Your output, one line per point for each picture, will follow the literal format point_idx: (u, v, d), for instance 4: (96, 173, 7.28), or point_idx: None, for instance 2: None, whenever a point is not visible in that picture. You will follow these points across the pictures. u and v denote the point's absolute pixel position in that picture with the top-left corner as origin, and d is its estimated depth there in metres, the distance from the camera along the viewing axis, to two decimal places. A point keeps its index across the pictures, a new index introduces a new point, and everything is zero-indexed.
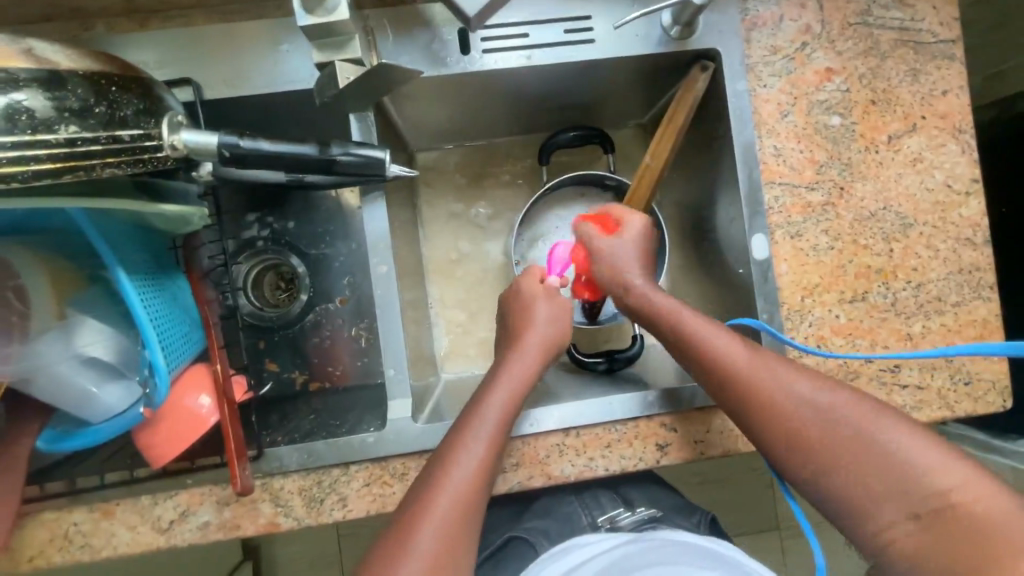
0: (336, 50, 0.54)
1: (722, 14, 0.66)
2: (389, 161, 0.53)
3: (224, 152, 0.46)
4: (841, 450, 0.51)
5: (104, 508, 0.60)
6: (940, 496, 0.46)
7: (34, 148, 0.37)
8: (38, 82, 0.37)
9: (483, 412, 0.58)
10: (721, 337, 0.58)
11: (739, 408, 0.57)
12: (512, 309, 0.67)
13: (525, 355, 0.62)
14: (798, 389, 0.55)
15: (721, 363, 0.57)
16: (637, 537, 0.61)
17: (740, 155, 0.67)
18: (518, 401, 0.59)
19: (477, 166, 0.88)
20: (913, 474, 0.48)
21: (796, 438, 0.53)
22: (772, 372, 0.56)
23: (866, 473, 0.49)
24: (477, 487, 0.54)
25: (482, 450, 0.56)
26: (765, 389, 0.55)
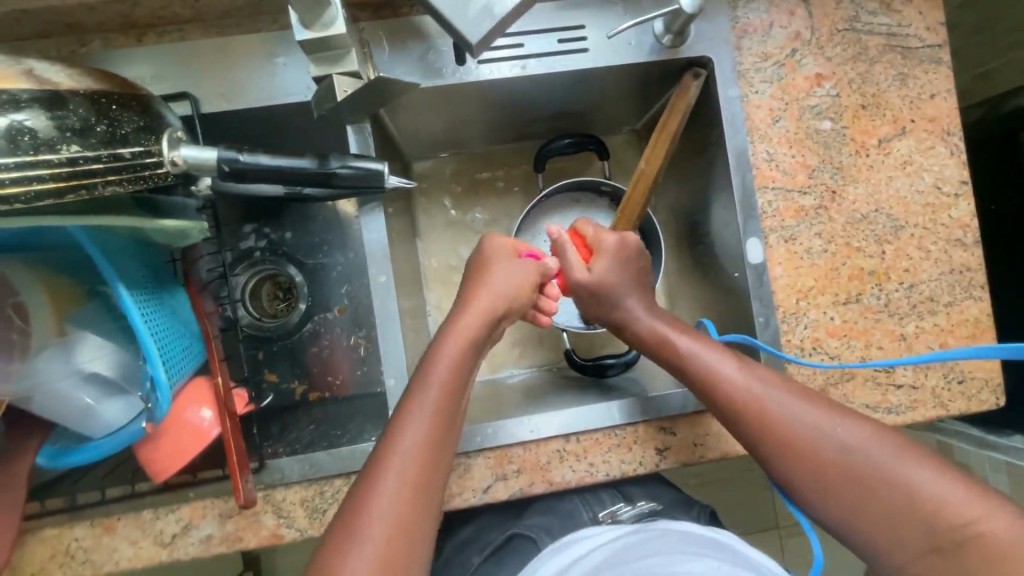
0: (332, 65, 0.54)
1: (713, 22, 0.67)
2: (387, 172, 0.53)
3: (224, 167, 0.47)
4: (865, 488, 0.51)
5: (105, 523, 0.60)
6: (960, 531, 0.47)
7: (36, 168, 0.37)
8: (41, 102, 0.37)
9: (427, 388, 0.55)
10: (745, 379, 0.58)
11: (765, 447, 0.56)
12: (471, 275, 0.65)
13: (473, 315, 0.60)
14: (809, 419, 0.55)
15: (744, 403, 0.57)
16: (642, 526, 0.63)
17: (733, 160, 0.67)
18: (468, 362, 0.58)
19: (473, 174, 0.89)
20: (935, 508, 0.48)
21: (813, 471, 0.53)
22: (789, 408, 0.56)
23: (885, 508, 0.50)
24: (434, 451, 0.53)
25: (432, 416, 0.54)
26: (794, 432, 0.55)
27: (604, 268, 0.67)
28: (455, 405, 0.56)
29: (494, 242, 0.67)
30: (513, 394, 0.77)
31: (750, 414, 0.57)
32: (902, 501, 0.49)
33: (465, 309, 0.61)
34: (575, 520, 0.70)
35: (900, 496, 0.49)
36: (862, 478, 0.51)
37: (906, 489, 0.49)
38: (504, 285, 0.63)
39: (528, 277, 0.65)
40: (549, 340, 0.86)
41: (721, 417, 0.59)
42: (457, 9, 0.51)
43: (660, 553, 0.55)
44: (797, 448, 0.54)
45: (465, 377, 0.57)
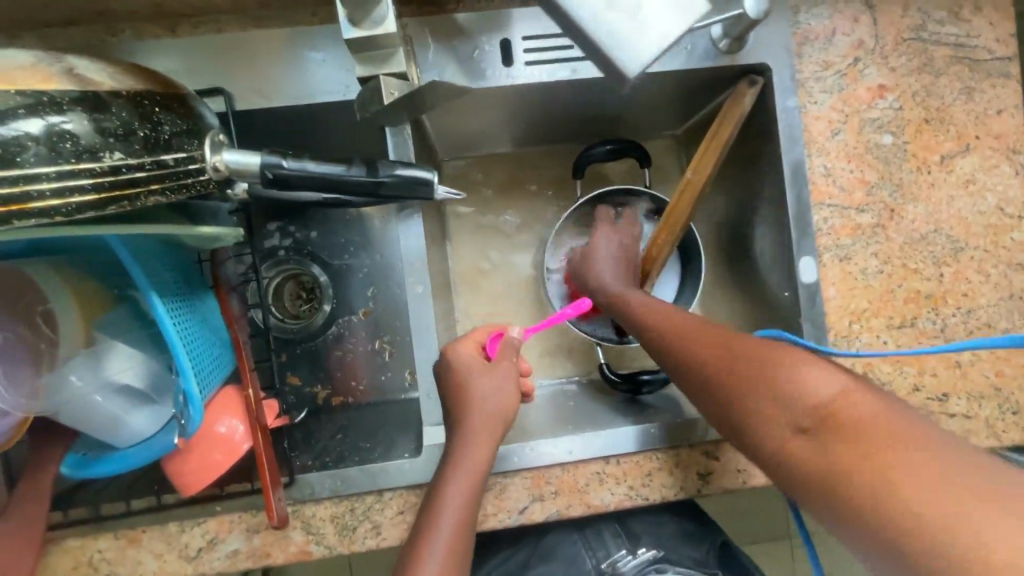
0: (380, 64, 0.51)
1: (774, 26, 0.64)
2: (436, 181, 0.50)
3: (267, 174, 0.44)
4: (753, 381, 0.47)
5: (129, 535, 0.58)
6: (823, 409, 0.41)
7: (78, 177, 0.34)
8: (82, 105, 0.35)
9: (444, 503, 0.53)
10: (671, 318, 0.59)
11: (679, 372, 0.55)
12: (449, 384, 0.58)
13: (476, 437, 0.55)
14: (701, 336, 0.54)
15: (658, 334, 0.59)
16: None
17: (789, 174, 0.64)
18: (478, 487, 0.54)
19: (505, 177, 0.86)
20: (789, 388, 0.44)
21: (705, 386, 0.51)
22: (691, 328, 0.56)
23: (767, 398, 0.45)
24: (456, 566, 0.51)
25: (449, 546, 0.51)
26: (698, 357, 0.53)
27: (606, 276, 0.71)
28: (472, 519, 0.53)
29: (457, 353, 0.59)
30: (543, 409, 0.75)
31: (670, 348, 0.56)
32: (790, 396, 0.44)
33: (464, 435, 0.55)
34: (577, 569, 0.70)
35: (785, 394, 0.44)
36: (758, 386, 0.46)
37: (785, 386, 0.44)
38: (491, 396, 0.57)
39: (510, 383, 0.59)
40: (580, 349, 0.83)
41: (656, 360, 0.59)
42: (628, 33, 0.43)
43: None
44: (703, 374, 0.52)
45: (476, 497, 0.54)
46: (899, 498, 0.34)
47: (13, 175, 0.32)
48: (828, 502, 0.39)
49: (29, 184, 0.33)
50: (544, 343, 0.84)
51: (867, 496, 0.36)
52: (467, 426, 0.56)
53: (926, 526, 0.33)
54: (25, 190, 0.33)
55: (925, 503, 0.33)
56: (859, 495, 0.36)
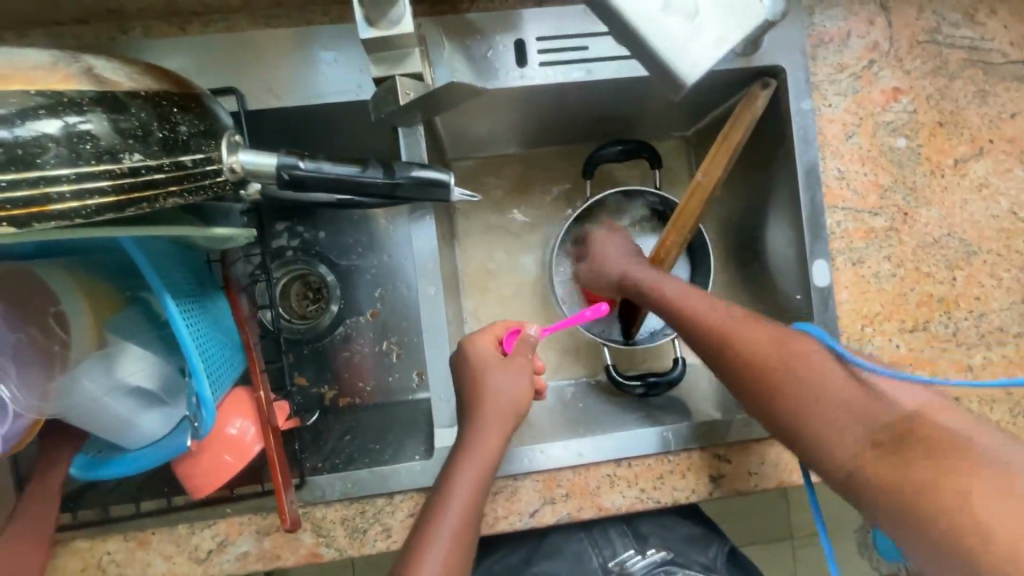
0: (394, 64, 0.51)
1: (789, 28, 0.63)
2: (452, 183, 0.49)
3: (283, 175, 0.44)
4: (823, 391, 0.49)
5: (139, 537, 0.57)
6: (897, 425, 0.45)
7: (98, 179, 0.34)
8: (101, 105, 0.34)
9: (452, 492, 0.53)
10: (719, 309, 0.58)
11: (732, 365, 0.54)
12: (462, 375, 0.58)
13: (488, 430, 0.55)
14: (760, 333, 0.54)
15: (706, 324, 0.57)
16: None
17: (802, 177, 0.64)
18: (486, 479, 0.54)
19: (515, 177, 0.85)
20: (862, 404, 0.48)
21: (766, 384, 0.52)
22: (747, 322, 0.55)
23: (838, 408, 0.48)
24: (458, 552, 0.51)
25: (456, 533, 0.51)
26: (758, 354, 0.53)
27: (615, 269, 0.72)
28: (478, 513, 0.53)
29: (475, 345, 0.59)
30: (552, 411, 0.75)
31: (720, 340, 0.56)
32: (861, 411, 0.47)
33: (477, 427, 0.55)
34: (583, 565, 0.69)
35: (859, 407, 0.48)
36: (828, 398, 0.49)
37: (857, 401, 0.48)
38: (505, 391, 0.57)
39: (525, 377, 0.59)
40: (588, 351, 0.83)
41: (694, 348, 0.59)
42: (681, 40, 0.44)
43: None
44: (764, 370, 0.52)
45: (484, 489, 0.54)
46: (976, 509, 0.37)
47: (34, 176, 0.32)
48: (892, 508, 0.42)
49: (50, 186, 0.32)
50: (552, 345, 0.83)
51: (946, 507, 0.38)
52: (480, 417, 0.56)
53: (1001, 535, 0.36)
54: (45, 192, 0.32)
55: (998, 516, 0.36)
56: (933, 506, 0.39)
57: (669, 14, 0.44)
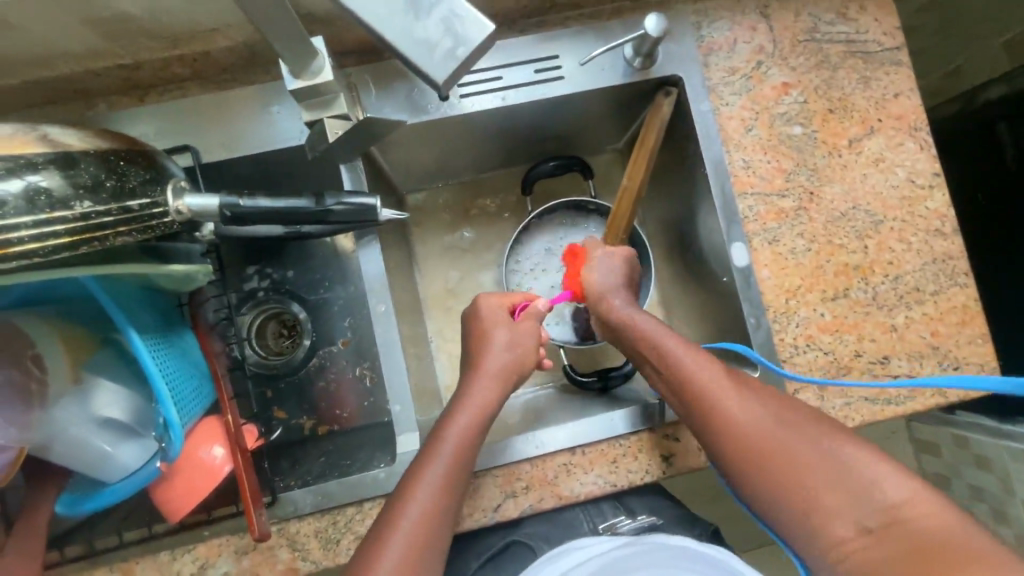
0: (322, 109, 0.58)
1: (680, 42, 0.71)
2: (379, 206, 0.56)
3: (226, 212, 0.49)
4: (816, 470, 0.53)
5: (124, 568, 0.60)
6: (890, 513, 0.50)
7: (53, 224, 0.41)
8: (54, 164, 0.41)
9: (420, 479, 0.56)
10: (737, 399, 0.58)
11: (726, 435, 0.57)
12: (476, 331, 0.67)
13: (460, 426, 0.60)
14: (758, 407, 0.57)
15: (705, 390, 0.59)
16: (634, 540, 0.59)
17: (711, 171, 0.70)
18: (460, 469, 0.58)
19: (464, 202, 0.92)
20: (861, 485, 0.52)
21: (756, 456, 0.55)
22: (753, 401, 0.58)
23: (828, 488, 0.52)
24: (434, 521, 0.55)
25: (422, 514, 0.55)
26: (755, 428, 0.56)
27: (598, 283, 0.71)
28: (448, 501, 0.57)
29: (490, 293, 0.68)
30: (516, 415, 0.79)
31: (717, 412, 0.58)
32: (855, 489, 0.52)
33: (475, 389, 0.62)
34: (575, 531, 0.67)
35: (863, 487, 0.52)
36: (825, 478, 0.53)
37: (854, 478, 0.52)
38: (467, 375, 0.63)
39: (529, 341, 0.66)
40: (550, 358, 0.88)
41: (683, 411, 0.61)
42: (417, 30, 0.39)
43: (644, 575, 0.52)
44: (771, 442, 0.55)
45: (469, 457, 0.59)
46: None
47: None
48: None
49: (9, 233, 0.39)
50: None
51: None
52: (457, 411, 0.61)
53: None
54: (6, 237, 0.39)
55: None
56: None
57: (428, 22, 0.39)
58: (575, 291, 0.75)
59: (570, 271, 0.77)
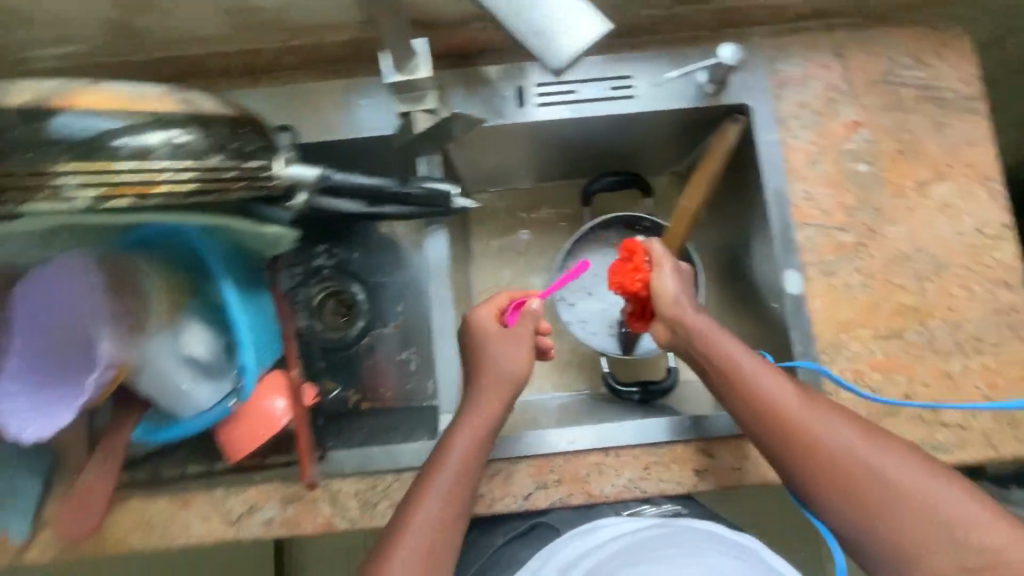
0: (415, 102, 0.64)
1: (753, 73, 0.74)
2: (457, 194, 0.61)
3: (322, 183, 0.56)
4: (906, 505, 0.53)
5: (183, 498, 0.66)
6: (987, 555, 0.50)
7: (188, 171, 0.48)
8: (196, 122, 0.49)
9: (436, 476, 0.59)
10: (824, 428, 0.57)
11: (813, 468, 0.56)
12: (470, 341, 0.66)
13: (469, 430, 0.61)
14: (846, 438, 0.56)
15: (789, 420, 0.57)
16: (663, 521, 0.61)
17: (771, 199, 0.72)
18: (472, 471, 0.60)
19: (524, 207, 0.96)
20: (955, 524, 0.51)
21: (846, 491, 0.55)
22: (838, 432, 0.56)
23: (923, 526, 0.52)
24: (444, 534, 0.57)
25: (438, 511, 0.58)
26: (843, 460, 0.55)
27: (670, 287, 0.64)
28: (459, 500, 0.59)
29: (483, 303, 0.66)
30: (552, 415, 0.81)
31: (802, 442, 0.57)
32: (948, 527, 0.51)
33: (476, 396, 0.63)
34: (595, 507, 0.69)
35: (958, 525, 0.51)
36: (917, 513, 0.52)
37: (944, 515, 0.52)
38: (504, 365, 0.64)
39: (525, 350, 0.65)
40: (590, 366, 0.90)
41: (760, 437, 0.59)
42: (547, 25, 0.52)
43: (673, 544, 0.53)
44: (859, 475, 0.55)
45: (473, 470, 0.61)
46: None
47: (145, 165, 0.46)
48: None
49: (155, 173, 0.46)
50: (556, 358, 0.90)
51: None
52: (465, 416, 0.63)
53: None
54: (151, 176, 0.46)
55: None
56: None
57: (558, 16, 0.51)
58: (630, 288, 0.67)
59: (621, 267, 0.69)
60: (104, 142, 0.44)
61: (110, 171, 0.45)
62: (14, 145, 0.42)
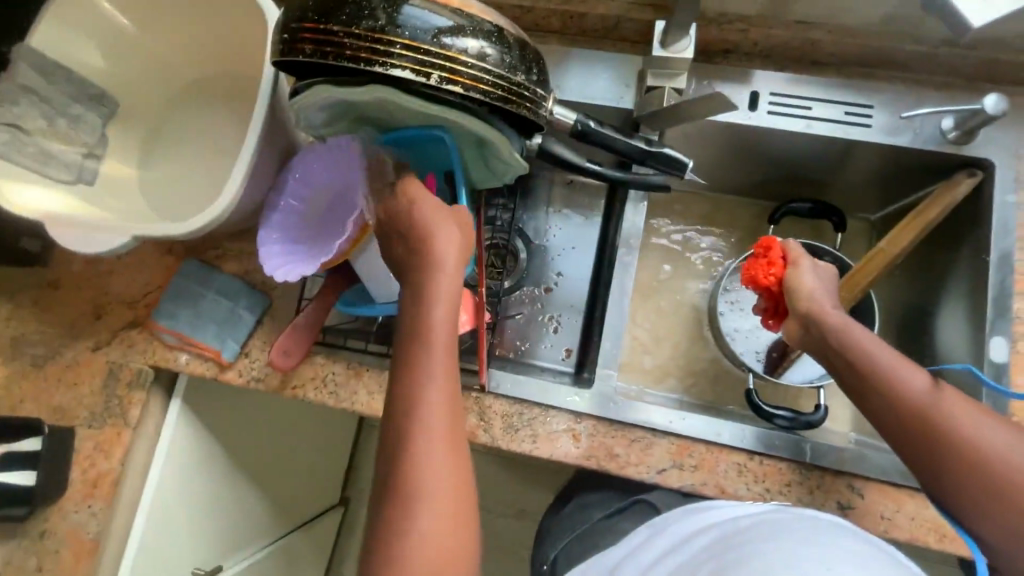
0: (666, 79, 0.72)
1: (1006, 131, 0.72)
2: (690, 164, 0.67)
3: (577, 126, 0.65)
4: None
5: (357, 368, 0.75)
6: None
7: (503, 81, 0.54)
8: (518, 43, 0.55)
9: (422, 419, 0.52)
10: (966, 423, 0.51)
11: (952, 464, 0.50)
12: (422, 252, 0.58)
13: (433, 360, 0.54)
14: (992, 436, 0.50)
15: (923, 415, 0.52)
16: (786, 508, 0.56)
17: (995, 260, 0.69)
18: (454, 411, 0.53)
19: (699, 213, 0.95)
20: None
21: (990, 490, 0.49)
22: (982, 428, 0.50)
23: None
24: (459, 496, 0.51)
25: (442, 462, 0.51)
26: (986, 455, 0.49)
27: (807, 284, 0.62)
28: (452, 452, 0.52)
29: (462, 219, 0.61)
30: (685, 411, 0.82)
31: (937, 437, 0.51)
32: None
33: (426, 315, 0.55)
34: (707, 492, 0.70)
35: None
36: None
37: None
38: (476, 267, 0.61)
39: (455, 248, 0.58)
40: (727, 381, 0.89)
41: (891, 434, 0.54)
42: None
43: (792, 535, 0.49)
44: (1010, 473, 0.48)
45: (456, 406, 0.54)
46: None
47: (477, 66, 0.52)
48: None
49: (481, 75, 0.53)
50: (695, 363, 0.90)
51: None
52: (425, 340, 0.54)
53: None
54: (477, 77, 0.53)
55: None
56: None
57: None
58: (762, 282, 0.66)
59: (753, 261, 0.69)
60: (455, 40, 0.52)
61: (443, 61, 0.52)
62: (384, 26, 0.51)
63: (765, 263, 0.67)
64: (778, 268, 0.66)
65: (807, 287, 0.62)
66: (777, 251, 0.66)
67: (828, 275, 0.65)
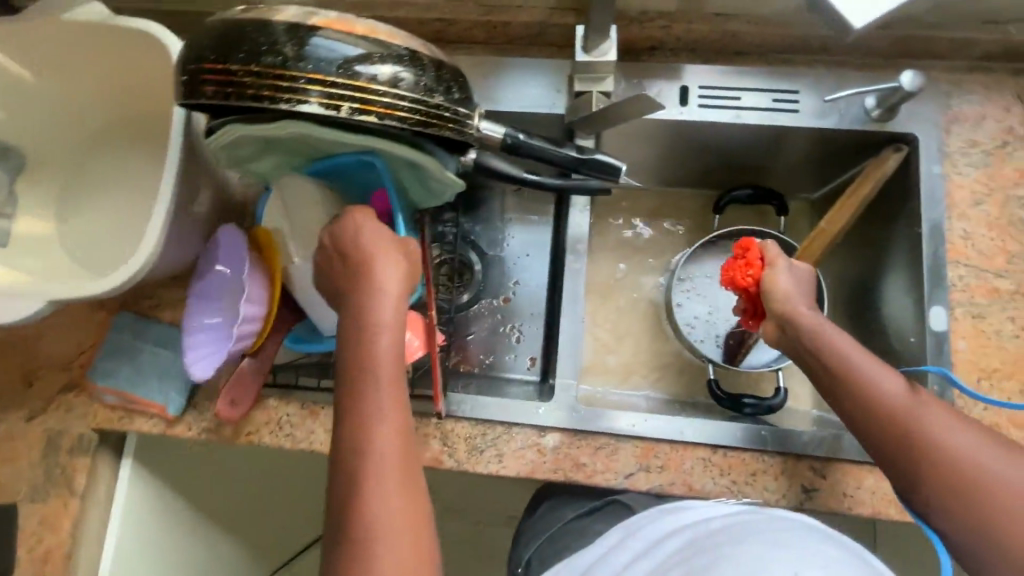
0: (593, 83, 0.72)
1: (925, 105, 0.73)
2: (623, 169, 0.67)
3: (508, 141, 0.62)
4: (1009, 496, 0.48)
5: (312, 407, 0.72)
6: None
7: (420, 104, 0.52)
8: (433, 64, 0.53)
9: (371, 458, 0.50)
10: (933, 423, 0.52)
11: (920, 462, 0.51)
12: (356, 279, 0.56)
13: (377, 395, 0.52)
14: (954, 436, 0.51)
15: (892, 415, 0.53)
16: (761, 508, 0.56)
17: (926, 232, 0.71)
18: (408, 449, 0.51)
19: (647, 209, 0.96)
20: None
21: (950, 485, 0.50)
22: (946, 427, 0.52)
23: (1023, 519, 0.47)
24: (414, 536, 0.49)
25: (396, 502, 0.49)
26: (947, 452, 0.51)
27: (783, 286, 0.62)
28: (408, 489, 0.50)
29: (410, 250, 0.58)
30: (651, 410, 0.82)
31: (907, 436, 0.52)
32: None
33: (366, 345, 0.53)
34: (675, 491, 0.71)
35: None
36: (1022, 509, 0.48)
37: None
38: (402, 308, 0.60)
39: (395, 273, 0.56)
40: (690, 373, 0.90)
41: (863, 432, 0.55)
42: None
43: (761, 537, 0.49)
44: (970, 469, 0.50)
45: (411, 443, 0.52)
46: None
47: (390, 92, 0.51)
48: None
49: (396, 101, 0.51)
50: (657, 359, 0.91)
51: None
52: (371, 376, 0.52)
53: None
54: (392, 103, 0.51)
55: None
56: None
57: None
58: (741, 283, 0.67)
59: (733, 262, 0.69)
60: (364, 67, 0.50)
61: (354, 91, 0.50)
62: (288, 60, 0.49)
63: (742, 264, 0.67)
64: (754, 268, 0.66)
65: (782, 289, 0.62)
66: (756, 253, 0.67)
67: (805, 275, 0.65)
